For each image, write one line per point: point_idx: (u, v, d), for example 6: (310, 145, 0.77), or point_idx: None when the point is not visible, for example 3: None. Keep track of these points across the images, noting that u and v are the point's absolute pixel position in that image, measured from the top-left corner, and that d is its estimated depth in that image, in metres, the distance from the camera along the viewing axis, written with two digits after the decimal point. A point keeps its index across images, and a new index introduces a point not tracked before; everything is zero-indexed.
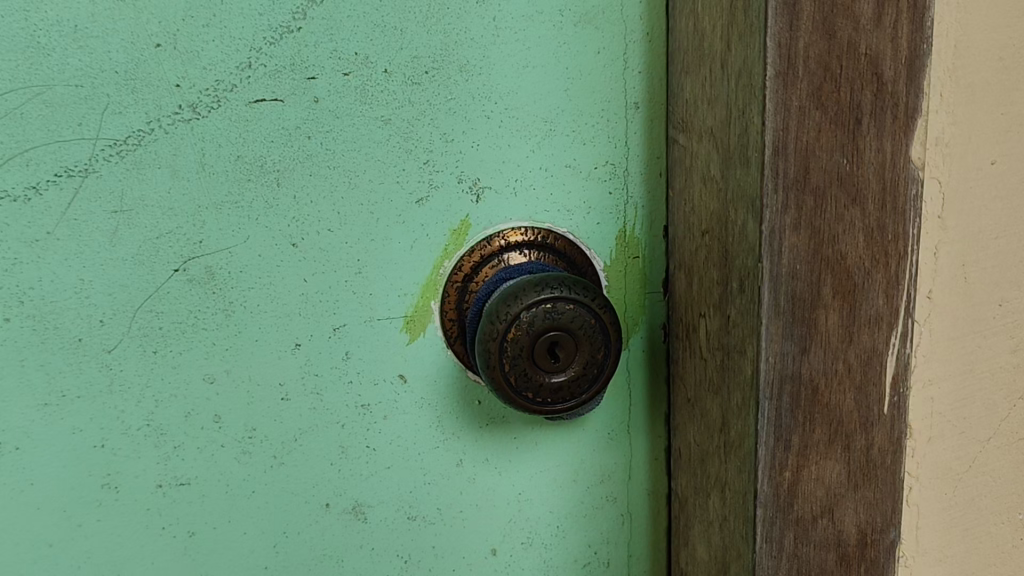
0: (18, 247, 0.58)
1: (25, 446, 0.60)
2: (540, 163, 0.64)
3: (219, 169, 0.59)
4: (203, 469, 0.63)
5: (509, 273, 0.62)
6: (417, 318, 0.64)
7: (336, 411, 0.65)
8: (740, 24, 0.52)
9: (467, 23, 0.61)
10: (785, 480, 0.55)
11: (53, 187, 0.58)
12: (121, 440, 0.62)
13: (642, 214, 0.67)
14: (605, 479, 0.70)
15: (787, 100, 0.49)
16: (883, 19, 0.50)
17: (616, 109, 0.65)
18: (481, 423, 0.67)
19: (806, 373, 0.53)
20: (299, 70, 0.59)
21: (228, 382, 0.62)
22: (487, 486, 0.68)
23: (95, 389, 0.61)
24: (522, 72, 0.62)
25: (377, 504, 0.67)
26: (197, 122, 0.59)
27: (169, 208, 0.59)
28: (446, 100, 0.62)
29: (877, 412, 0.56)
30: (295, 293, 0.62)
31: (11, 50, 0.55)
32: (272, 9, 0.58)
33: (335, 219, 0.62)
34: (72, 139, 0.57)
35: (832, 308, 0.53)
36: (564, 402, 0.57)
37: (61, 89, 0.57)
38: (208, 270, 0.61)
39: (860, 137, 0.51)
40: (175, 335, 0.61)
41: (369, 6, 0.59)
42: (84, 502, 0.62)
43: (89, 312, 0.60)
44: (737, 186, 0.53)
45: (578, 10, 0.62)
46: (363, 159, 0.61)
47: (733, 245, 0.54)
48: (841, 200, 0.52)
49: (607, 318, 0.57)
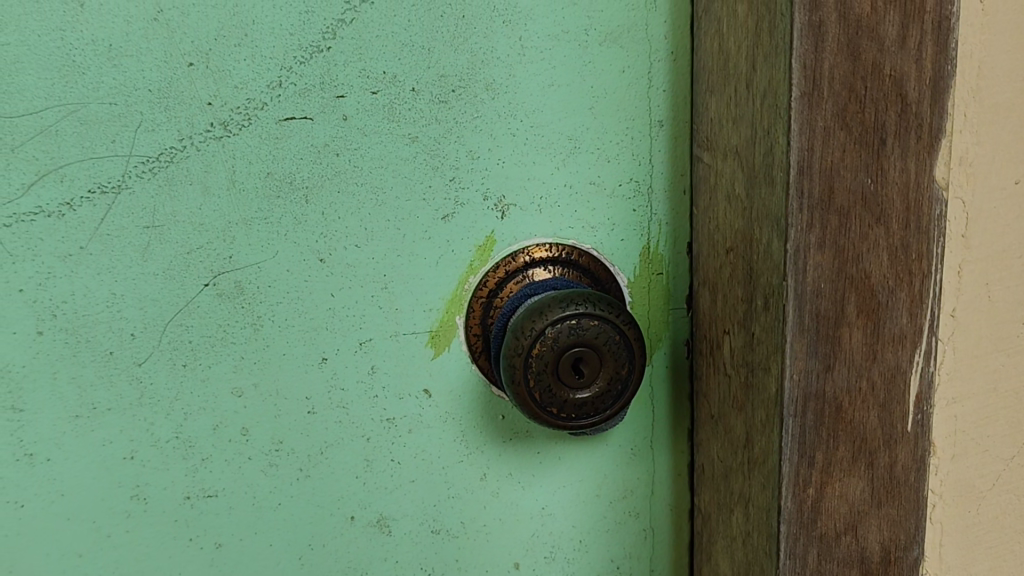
0: (52, 262, 0.59)
1: (56, 457, 0.61)
2: (565, 180, 0.65)
3: (249, 186, 0.60)
4: (230, 481, 0.64)
5: (533, 289, 0.62)
6: (442, 333, 0.65)
7: (362, 425, 0.65)
8: (765, 45, 0.52)
9: (493, 42, 0.62)
10: (808, 497, 0.55)
11: (87, 203, 0.59)
12: (150, 452, 0.62)
13: (666, 231, 0.67)
14: (628, 494, 0.70)
15: (812, 120, 0.50)
16: (907, 41, 0.51)
17: (641, 127, 0.65)
18: (504, 437, 0.67)
19: (830, 390, 0.54)
20: (328, 89, 0.60)
21: (256, 396, 0.63)
22: (510, 500, 0.68)
23: (126, 402, 0.62)
24: (548, 90, 0.63)
25: (401, 517, 0.67)
26: (228, 140, 0.60)
27: (199, 224, 0.60)
28: (472, 118, 0.63)
29: (900, 429, 0.56)
30: (322, 308, 0.63)
31: (47, 69, 0.56)
32: (303, 29, 0.59)
33: (362, 235, 0.63)
34: (106, 155, 0.58)
35: (856, 326, 0.54)
36: (587, 417, 0.58)
37: (95, 107, 0.58)
38: (237, 285, 0.62)
39: (884, 157, 0.52)
40: (204, 349, 0.62)
41: (397, 26, 0.60)
42: (113, 513, 0.63)
43: (120, 326, 0.61)
44: (762, 204, 0.54)
45: (602, 29, 0.63)
46: (390, 176, 0.62)
47: (757, 263, 0.55)
48: (866, 219, 0.52)
49: (631, 334, 0.57)
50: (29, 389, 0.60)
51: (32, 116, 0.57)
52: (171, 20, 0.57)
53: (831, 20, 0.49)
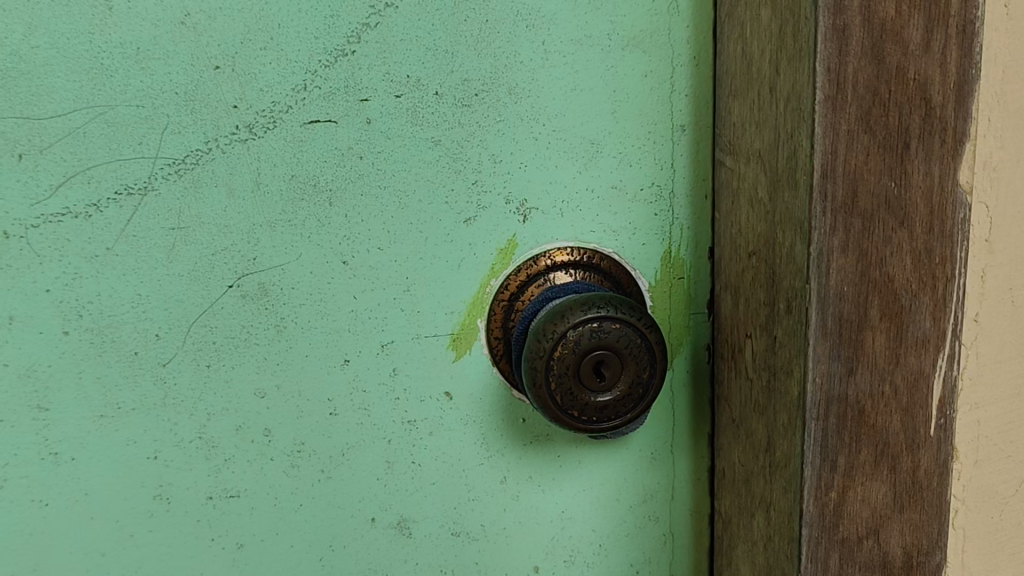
0: (78, 262, 0.59)
1: (80, 457, 0.62)
2: (587, 184, 0.65)
3: (273, 188, 0.61)
4: (252, 482, 0.64)
5: (555, 292, 0.63)
6: (464, 336, 0.65)
7: (384, 427, 0.66)
8: (789, 49, 0.52)
9: (517, 46, 0.62)
10: (830, 501, 0.55)
11: (113, 204, 0.59)
12: (173, 452, 0.63)
13: (687, 236, 0.67)
14: (648, 499, 0.70)
15: (836, 123, 0.50)
16: (932, 44, 0.51)
17: (663, 132, 0.65)
18: (525, 441, 0.67)
19: (853, 394, 0.54)
20: (352, 92, 0.60)
21: (279, 397, 0.64)
22: (530, 503, 0.69)
23: (150, 402, 0.62)
24: (571, 95, 0.63)
25: (422, 519, 0.67)
26: (253, 142, 0.60)
27: (224, 226, 0.61)
28: (495, 121, 0.63)
29: (923, 434, 0.56)
30: (345, 310, 0.63)
31: (76, 71, 0.57)
32: (328, 33, 0.59)
33: (385, 237, 0.63)
34: (133, 157, 0.59)
35: (879, 331, 0.54)
36: (608, 420, 0.58)
37: (123, 109, 0.58)
38: (261, 287, 0.62)
39: (908, 160, 0.52)
40: (228, 350, 0.62)
41: (421, 30, 0.61)
42: (137, 513, 0.63)
43: (145, 326, 0.61)
44: (785, 208, 0.54)
45: (625, 33, 0.63)
46: (413, 179, 0.63)
47: (780, 267, 0.55)
48: (890, 223, 0.52)
49: (653, 338, 0.57)
50: (54, 388, 0.60)
51: (60, 118, 0.57)
52: (198, 24, 0.58)
53: (855, 24, 0.50)
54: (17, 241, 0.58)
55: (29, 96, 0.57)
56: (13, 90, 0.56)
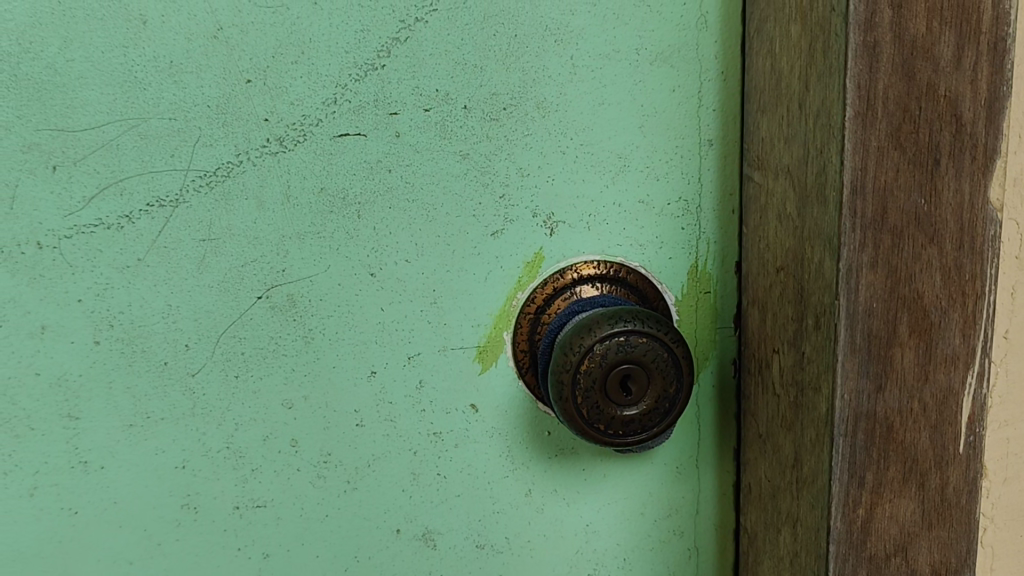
0: (110, 273, 0.60)
1: (109, 466, 0.62)
2: (614, 198, 0.65)
3: (303, 201, 0.61)
4: (279, 492, 0.65)
5: (582, 306, 0.63)
6: (490, 348, 0.66)
7: (409, 438, 0.66)
8: (819, 65, 0.52)
9: (545, 61, 0.62)
10: (858, 518, 0.55)
11: (145, 216, 0.60)
12: (201, 461, 0.63)
13: (714, 251, 0.67)
14: (674, 513, 0.70)
15: (866, 140, 0.50)
16: (963, 61, 0.51)
17: (690, 146, 0.66)
18: (550, 454, 0.68)
19: (881, 411, 0.54)
20: (382, 106, 0.61)
21: (307, 408, 0.64)
22: (555, 516, 0.69)
23: (180, 412, 0.63)
24: (599, 109, 0.64)
25: (446, 531, 0.68)
26: (283, 155, 0.61)
27: (254, 238, 0.61)
28: (523, 135, 0.63)
29: (952, 451, 0.56)
30: (372, 322, 0.64)
31: (110, 84, 0.58)
32: (358, 47, 0.60)
33: (412, 249, 0.63)
34: (165, 170, 0.59)
35: (907, 347, 0.53)
36: (635, 435, 0.58)
37: (155, 122, 0.59)
38: (290, 298, 0.63)
39: (938, 177, 0.52)
40: (256, 361, 0.63)
41: (451, 44, 0.61)
42: (164, 522, 0.64)
43: (175, 337, 0.62)
44: (814, 224, 0.54)
45: (654, 48, 0.64)
46: (441, 193, 0.63)
47: (809, 282, 0.55)
48: (919, 239, 0.52)
49: (680, 352, 0.57)
50: (85, 397, 0.61)
51: (94, 130, 0.58)
52: (230, 38, 0.59)
53: (886, 41, 0.50)
54: (51, 252, 0.59)
55: (63, 109, 0.57)
56: (48, 102, 0.57)
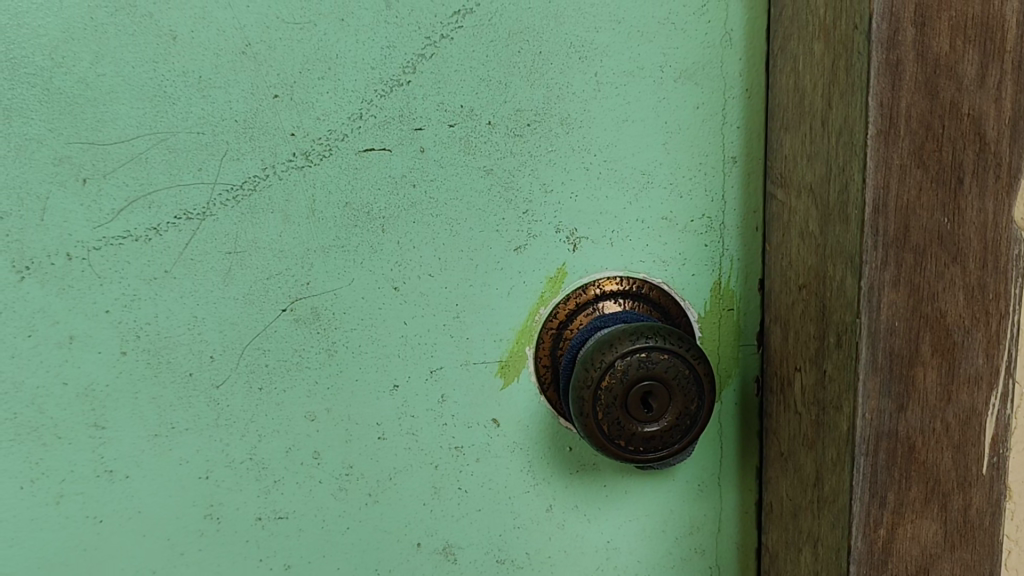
0: (138, 285, 0.61)
1: (134, 475, 0.63)
2: (637, 215, 0.65)
3: (328, 215, 0.62)
4: (301, 504, 0.65)
5: (603, 322, 0.63)
6: (512, 363, 0.66)
7: (431, 452, 0.66)
8: (842, 83, 0.52)
9: (569, 78, 0.63)
10: (879, 538, 0.55)
11: (173, 228, 0.60)
12: (224, 472, 0.64)
13: (737, 268, 0.67)
14: (695, 531, 0.70)
15: (889, 158, 0.50)
16: (987, 80, 0.50)
17: (714, 163, 0.66)
18: (571, 470, 0.68)
19: (903, 430, 0.53)
20: (407, 121, 0.62)
21: (329, 421, 0.64)
22: (576, 533, 0.69)
23: (203, 423, 0.63)
24: (622, 125, 0.64)
25: (467, 546, 0.68)
26: (309, 170, 0.61)
27: (279, 251, 0.62)
28: (547, 151, 0.64)
29: (975, 472, 0.55)
30: (395, 336, 0.64)
31: (139, 98, 0.59)
32: (384, 63, 0.61)
33: (435, 264, 0.64)
34: (192, 183, 0.60)
35: (930, 367, 0.53)
36: (655, 451, 0.58)
37: (183, 136, 0.60)
38: (314, 311, 0.63)
39: (961, 196, 0.51)
40: (280, 373, 0.63)
41: (476, 61, 0.62)
42: (187, 531, 0.64)
43: (200, 348, 0.62)
44: (836, 242, 0.54)
45: (678, 66, 0.64)
46: (464, 208, 0.63)
47: (831, 300, 0.55)
48: (942, 258, 0.52)
49: (701, 369, 0.57)
50: (111, 407, 0.62)
51: (124, 143, 0.59)
52: (258, 54, 0.59)
53: (908, 59, 0.50)
54: (80, 263, 0.60)
55: (94, 122, 0.58)
56: (79, 116, 0.58)
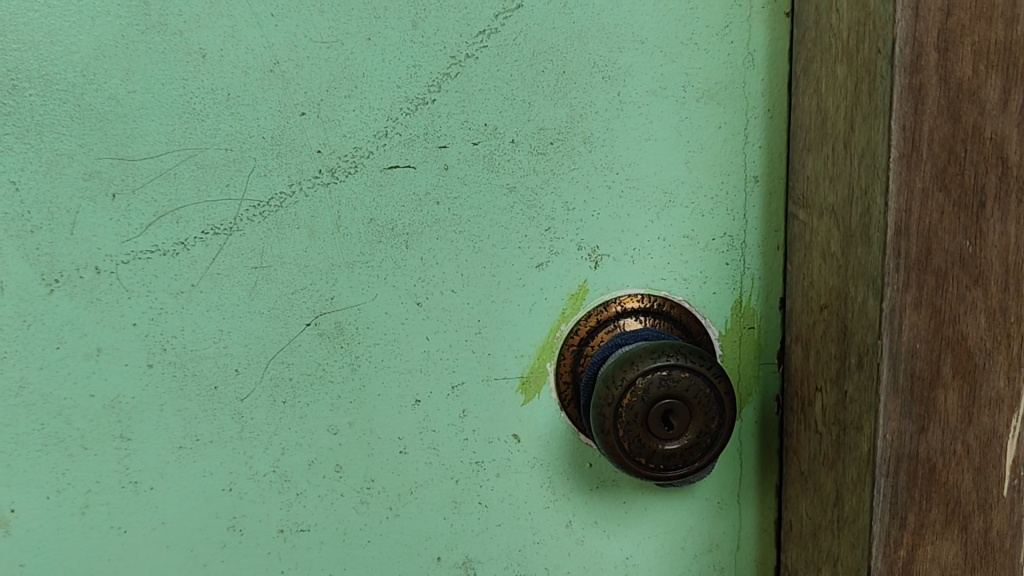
0: (165, 298, 0.62)
1: (158, 486, 0.63)
2: (659, 233, 0.66)
3: (353, 231, 0.63)
4: (323, 516, 0.66)
5: (625, 339, 0.63)
6: (533, 379, 0.66)
7: (452, 466, 0.66)
8: (864, 105, 0.53)
9: (592, 97, 0.63)
10: (899, 559, 0.55)
11: (200, 243, 0.61)
12: (248, 484, 0.64)
13: (758, 286, 0.68)
14: (715, 548, 0.70)
15: (911, 181, 0.51)
16: (1010, 104, 0.51)
17: (735, 182, 0.66)
18: (590, 485, 0.68)
19: (924, 452, 0.54)
20: (431, 139, 0.62)
21: (352, 434, 0.65)
22: (595, 549, 0.69)
23: (227, 435, 0.64)
24: (644, 144, 0.64)
25: (487, 560, 0.68)
26: (335, 187, 0.62)
27: (304, 267, 0.63)
28: (570, 169, 0.64)
29: (995, 494, 0.55)
30: (417, 351, 0.65)
31: (169, 115, 0.60)
32: (410, 81, 0.61)
33: (458, 280, 0.64)
34: (220, 199, 0.61)
35: (951, 389, 0.53)
36: (676, 468, 0.58)
37: (212, 152, 0.61)
38: (338, 326, 0.64)
39: (983, 220, 0.52)
40: (304, 387, 0.64)
41: (500, 80, 0.62)
42: (210, 543, 0.65)
43: (225, 362, 0.63)
44: (858, 264, 0.54)
45: (700, 86, 0.64)
46: (488, 225, 0.64)
47: (852, 321, 0.55)
48: (963, 280, 0.52)
49: (722, 388, 0.57)
50: (137, 419, 0.62)
51: (153, 159, 0.60)
52: (286, 72, 0.60)
53: (932, 83, 0.50)
54: (108, 277, 0.61)
55: (124, 138, 0.59)
56: (109, 132, 0.59)
